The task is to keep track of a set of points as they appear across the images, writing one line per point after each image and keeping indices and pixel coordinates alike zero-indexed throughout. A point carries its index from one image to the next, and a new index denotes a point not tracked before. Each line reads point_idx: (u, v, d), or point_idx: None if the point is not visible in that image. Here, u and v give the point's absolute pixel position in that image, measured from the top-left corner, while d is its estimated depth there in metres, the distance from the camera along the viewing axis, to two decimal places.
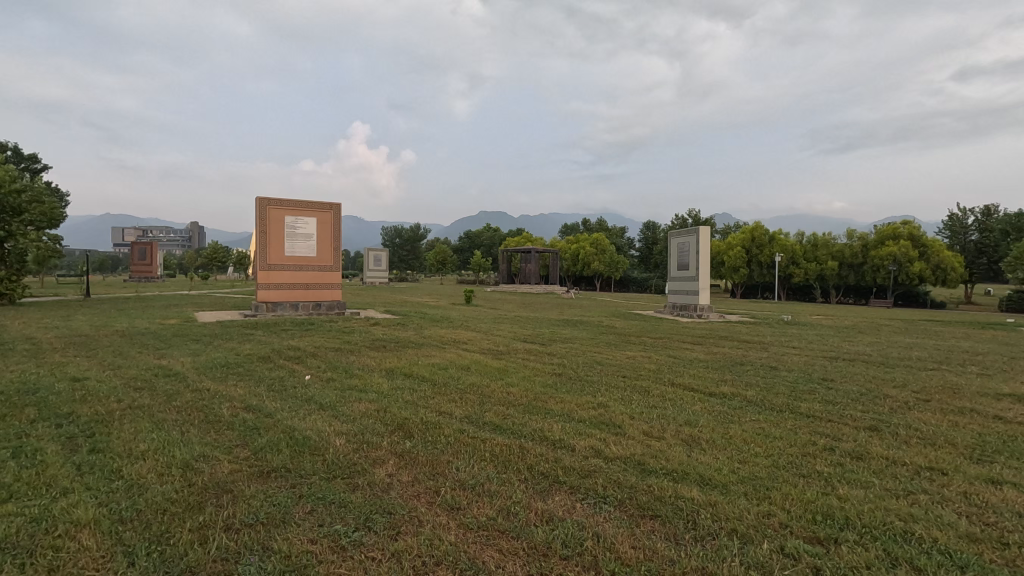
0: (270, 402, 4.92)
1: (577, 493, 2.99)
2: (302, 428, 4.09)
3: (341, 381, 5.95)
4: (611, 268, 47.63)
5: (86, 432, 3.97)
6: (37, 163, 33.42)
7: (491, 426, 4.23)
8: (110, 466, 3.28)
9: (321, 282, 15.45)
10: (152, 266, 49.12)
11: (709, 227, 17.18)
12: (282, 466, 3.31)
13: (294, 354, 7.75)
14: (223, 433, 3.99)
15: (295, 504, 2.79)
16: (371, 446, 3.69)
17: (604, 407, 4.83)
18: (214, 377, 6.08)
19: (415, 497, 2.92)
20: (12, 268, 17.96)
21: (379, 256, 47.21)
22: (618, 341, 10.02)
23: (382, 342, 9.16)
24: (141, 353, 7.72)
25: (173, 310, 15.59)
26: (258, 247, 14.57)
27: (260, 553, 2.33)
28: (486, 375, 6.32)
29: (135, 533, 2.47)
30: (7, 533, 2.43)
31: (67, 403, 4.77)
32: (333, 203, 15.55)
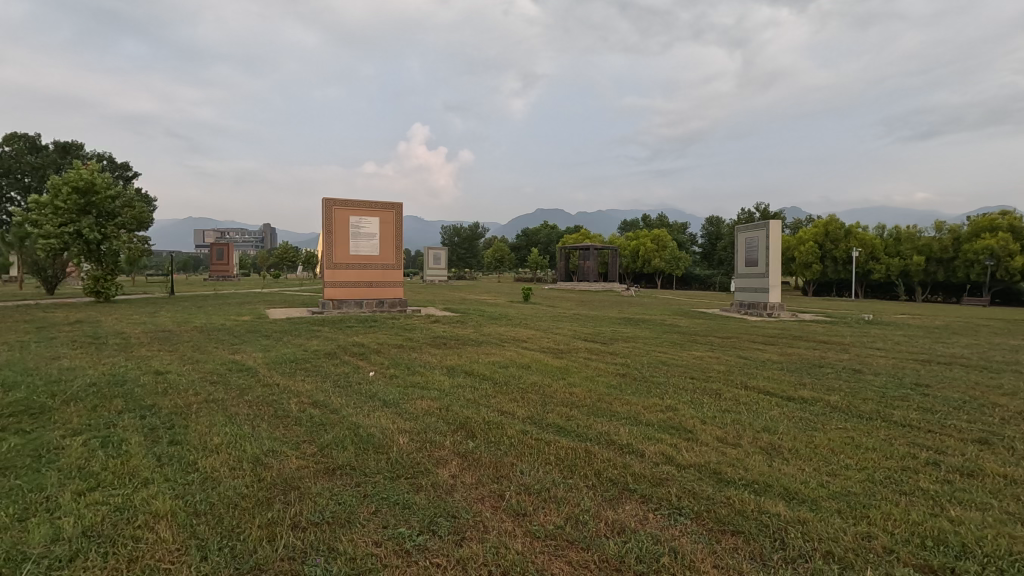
0: (336, 398, 5.04)
1: (650, 502, 2.84)
2: (366, 425, 4.15)
3: (404, 378, 6.01)
4: (672, 265, 46.24)
5: (167, 424, 4.20)
6: (129, 172, 36.34)
7: (556, 428, 4.13)
8: (186, 458, 3.43)
9: (383, 280, 15.88)
10: (230, 266, 52.32)
11: (781, 222, 16.30)
12: (348, 464, 3.35)
13: (358, 350, 7.97)
14: (291, 429, 4.10)
15: (360, 504, 2.81)
16: (435, 446, 3.67)
17: (674, 411, 4.62)
18: (283, 372, 6.33)
19: (480, 500, 2.87)
20: (108, 267, 19.54)
21: (438, 255, 48.25)
22: (684, 341, 9.62)
23: (442, 340, 9.23)
24: (218, 348, 8.15)
25: (247, 306, 16.50)
26: (325, 246, 15.13)
27: (327, 554, 2.34)
28: (547, 374, 6.21)
29: (209, 526, 2.55)
30: (94, 521, 2.57)
31: (151, 396, 5.07)
32: (395, 203, 15.87)
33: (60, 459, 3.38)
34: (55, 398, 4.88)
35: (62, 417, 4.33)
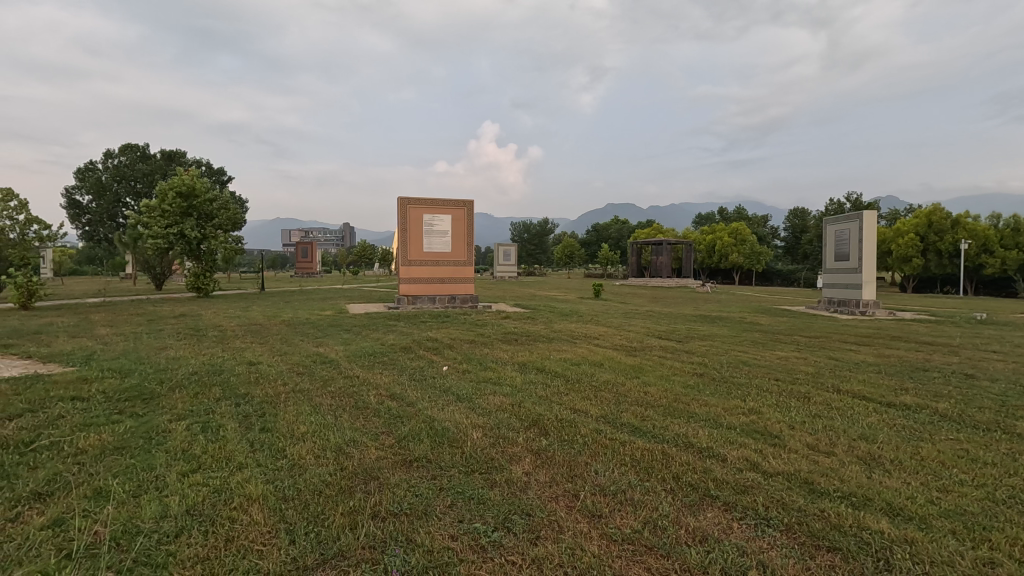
0: (411, 391, 5.20)
1: (734, 510, 2.70)
2: (441, 418, 4.23)
3: (476, 373, 6.10)
4: (752, 260, 43.96)
5: (258, 411, 4.50)
6: (224, 176, 39.34)
7: (631, 428, 4.03)
8: (275, 445, 3.65)
9: (455, 276, 16.26)
10: (313, 264, 55.44)
11: (876, 212, 15.04)
12: (423, 457, 3.42)
13: (433, 345, 8.16)
14: (371, 420, 4.26)
15: (436, 497, 2.86)
16: (508, 442, 3.68)
17: (757, 414, 4.37)
18: (363, 365, 6.61)
19: (554, 499, 2.85)
20: (207, 265, 21.12)
21: (508, 251, 48.69)
22: (766, 340, 9.10)
23: (513, 336, 9.27)
24: (304, 341, 8.64)
25: (329, 302, 17.39)
26: (400, 244, 15.64)
27: (405, 545, 2.40)
28: (620, 373, 6.07)
29: (296, 511, 2.70)
30: (196, 501, 2.79)
31: (244, 385, 5.46)
32: (466, 200, 16.12)
33: (167, 441, 3.70)
34: (163, 385, 5.35)
35: (169, 402, 4.74)
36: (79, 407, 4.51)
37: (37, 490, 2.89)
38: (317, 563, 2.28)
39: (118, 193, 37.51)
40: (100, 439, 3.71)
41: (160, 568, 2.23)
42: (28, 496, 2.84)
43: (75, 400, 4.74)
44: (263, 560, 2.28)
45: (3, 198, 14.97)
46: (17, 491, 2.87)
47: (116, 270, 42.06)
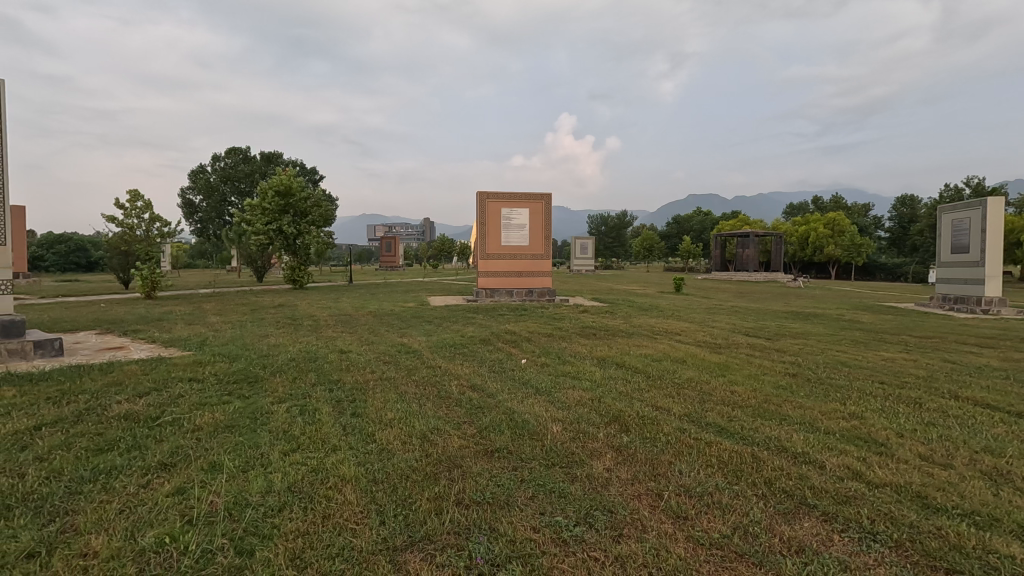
0: (491, 383, 5.30)
1: (834, 522, 2.52)
2: (521, 411, 4.27)
3: (555, 366, 6.10)
4: (851, 253, 40.68)
5: (349, 397, 4.77)
6: (316, 176, 41.80)
7: (717, 428, 3.86)
8: (365, 429, 3.85)
9: (533, 270, 16.34)
10: (396, 257, 57.80)
11: (1003, 199, 13.40)
12: (504, 448, 3.47)
13: (512, 338, 8.25)
14: (453, 409, 4.38)
15: (517, 488, 2.89)
16: (588, 437, 3.66)
17: (860, 420, 4.05)
18: (445, 355, 6.81)
19: (637, 498, 2.79)
20: (302, 259, 22.54)
21: (586, 245, 48.20)
22: (868, 339, 8.40)
23: (591, 330, 9.18)
24: (389, 332, 9.04)
25: (412, 294, 18.09)
26: (479, 238, 15.93)
27: (489, 534, 2.45)
28: (703, 370, 5.84)
29: (385, 494, 2.83)
30: (296, 478, 3.00)
31: (336, 372, 5.80)
32: (544, 194, 16.10)
33: (270, 422, 4.01)
34: (266, 370, 5.80)
35: (271, 386, 5.14)
36: (196, 388, 5.00)
37: (163, 461, 3.23)
38: (405, 544, 2.38)
39: (225, 193, 40.94)
40: (213, 417, 4.09)
41: (266, 538, 2.42)
42: (156, 465, 3.18)
43: (193, 381, 5.24)
44: (356, 538, 2.41)
45: (132, 198, 16.79)
46: (147, 461, 3.22)
47: (223, 263, 46.04)
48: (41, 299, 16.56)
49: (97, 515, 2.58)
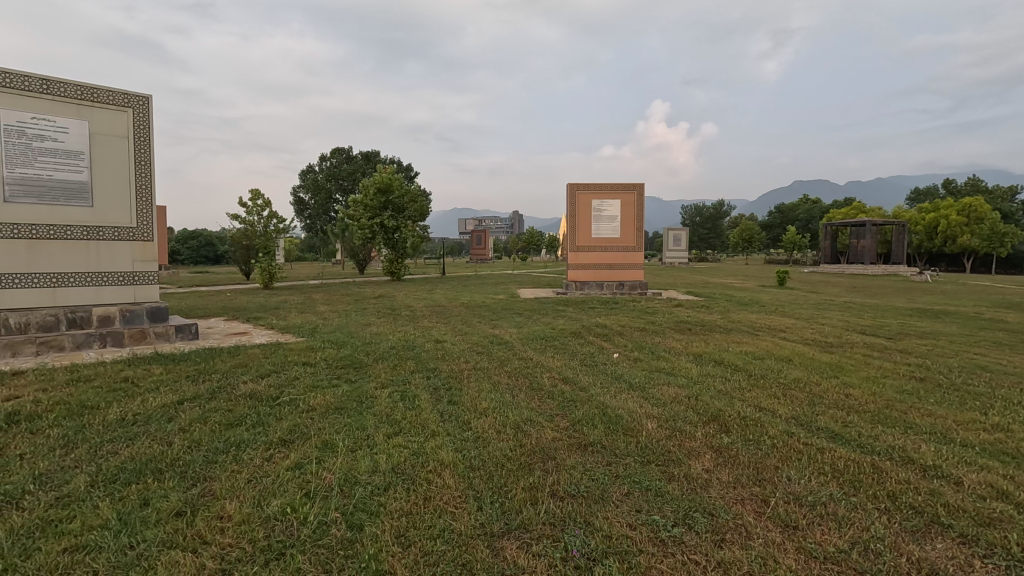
0: (584, 376, 5.27)
1: (975, 546, 2.24)
2: (614, 406, 4.20)
3: (648, 362, 5.95)
4: (992, 242, 35.84)
5: (445, 385, 4.95)
6: (412, 172, 43.63)
7: (829, 434, 3.57)
8: (461, 417, 3.98)
9: (624, 262, 16.04)
10: (486, 250, 59.16)
11: None
12: (598, 442, 3.44)
13: (603, 332, 8.15)
14: (545, 401, 4.41)
15: (613, 484, 2.86)
16: (685, 436, 3.53)
17: (1006, 432, 3.57)
18: (536, 348, 6.87)
19: (740, 502, 2.66)
20: (400, 252, 23.69)
21: (679, 236, 46.57)
22: (1015, 341, 7.35)
23: (686, 325, 8.82)
24: (482, 323, 9.27)
25: (502, 286, 18.42)
26: (569, 230, 15.84)
27: (585, 528, 2.44)
28: (813, 370, 5.43)
29: (482, 481, 2.91)
30: (399, 460, 3.17)
31: (433, 360, 6.04)
32: (636, 184, 15.64)
33: (375, 406, 4.26)
34: (370, 356, 6.17)
35: (374, 371, 5.46)
36: (308, 371, 5.43)
37: (283, 438, 3.54)
38: (502, 531, 2.44)
39: (330, 190, 43.91)
40: (324, 399, 4.42)
41: (374, 515, 2.58)
42: (277, 441, 3.49)
43: (306, 365, 5.70)
44: (455, 521, 2.50)
45: (253, 197, 18.48)
46: (270, 437, 3.55)
47: (329, 257, 49.48)
48: (180, 288, 18.73)
49: (230, 483, 2.89)
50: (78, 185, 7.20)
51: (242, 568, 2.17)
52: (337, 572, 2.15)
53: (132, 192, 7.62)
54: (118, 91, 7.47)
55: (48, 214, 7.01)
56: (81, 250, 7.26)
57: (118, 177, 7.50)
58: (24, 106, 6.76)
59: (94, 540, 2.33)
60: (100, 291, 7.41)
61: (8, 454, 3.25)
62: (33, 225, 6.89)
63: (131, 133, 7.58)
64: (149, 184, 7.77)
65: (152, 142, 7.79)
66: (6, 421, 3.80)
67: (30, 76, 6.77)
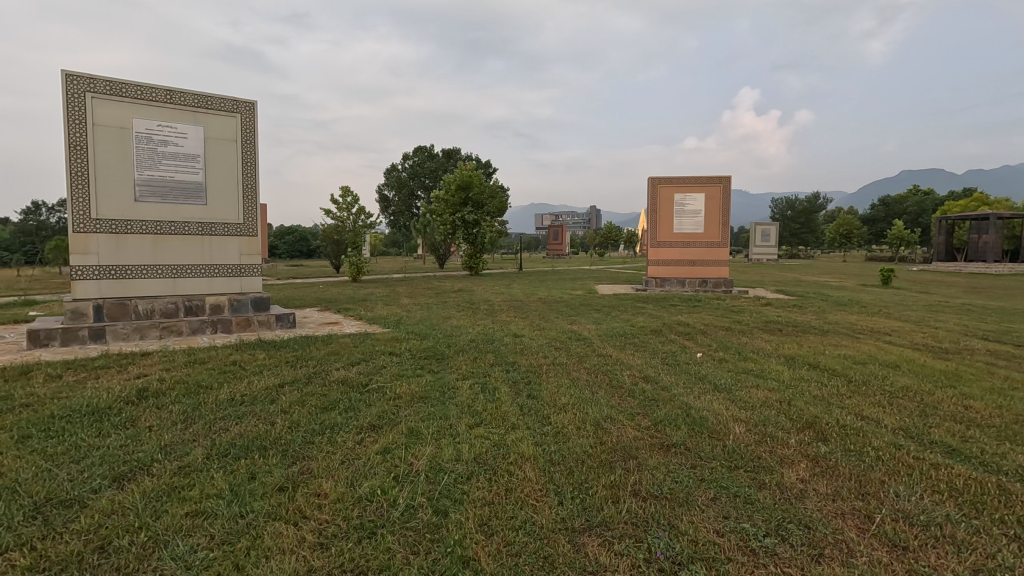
0: (666, 375, 5.13)
1: None
2: (698, 407, 4.06)
3: (735, 362, 5.68)
4: None
5: (525, 379, 5.00)
6: (491, 168, 44.29)
7: (945, 449, 3.25)
8: (541, 411, 4.00)
9: (708, 258, 15.41)
10: (563, 245, 58.93)
11: None
12: (681, 444, 3.34)
13: (685, 330, 7.88)
14: (625, 399, 4.34)
15: (697, 487, 2.77)
16: (777, 442, 3.34)
17: None
18: (616, 345, 6.76)
19: (839, 516, 2.48)
20: (479, 247, 24.12)
21: (768, 231, 44.01)
22: None
23: (777, 326, 8.33)
24: (560, 318, 9.27)
25: (580, 282, 18.26)
26: (650, 225, 15.44)
27: (669, 530, 2.38)
28: (924, 378, 4.95)
29: (563, 475, 2.92)
30: (481, 451, 3.24)
31: (512, 354, 6.12)
32: (723, 176, 14.94)
33: (457, 396, 4.38)
34: (451, 348, 6.36)
35: (455, 363, 5.61)
36: (394, 361, 5.68)
37: (373, 423, 3.73)
38: (583, 527, 2.43)
39: (413, 188, 45.57)
40: (409, 388, 4.60)
41: (458, 502, 2.66)
42: (367, 426, 3.68)
43: (392, 355, 5.96)
44: (537, 514, 2.52)
45: (343, 195, 19.52)
46: (360, 421, 3.75)
47: (411, 251, 51.35)
48: (279, 280, 20.19)
49: (326, 463, 3.08)
50: (195, 185, 7.94)
51: (339, 543, 2.31)
52: (425, 554, 2.24)
53: (239, 191, 8.30)
54: (229, 99, 8.14)
55: (170, 212, 7.78)
56: (196, 245, 8.00)
57: (228, 178, 8.19)
58: (152, 115, 7.54)
59: (211, 508, 2.57)
60: (212, 282, 8.15)
61: (139, 425, 3.66)
62: (158, 222, 7.68)
63: (240, 137, 8.25)
64: (254, 184, 8.42)
65: (257, 145, 8.44)
66: (138, 396, 4.28)
67: (157, 88, 7.55)
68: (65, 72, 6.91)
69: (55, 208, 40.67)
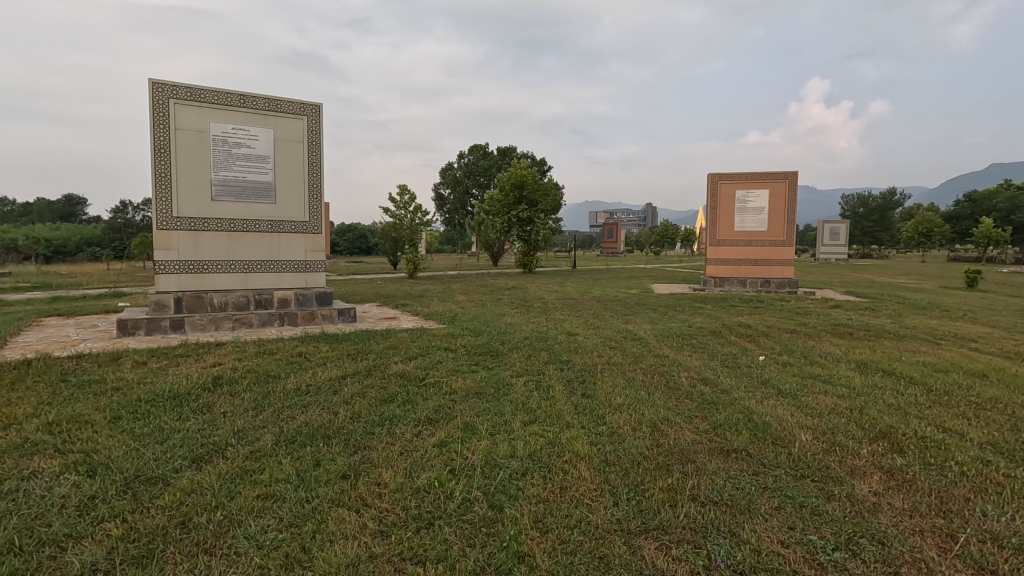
0: (725, 377, 4.97)
1: None
2: (760, 412, 3.91)
3: (800, 366, 5.43)
4: None
5: (579, 377, 4.98)
6: (545, 166, 44.19)
7: None
8: (596, 411, 3.97)
9: (771, 258, 14.77)
10: (618, 244, 58.14)
11: None
12: (743, 449, 3.23)
13: (746, 332, 7.59)
14: (683, 401, 4.24)
15: (760, 494, 2.67)
16: (848, 452, 3.17)
17: None
18: (673, 345, 6.61)
19: (917, 534, 2.33)
20: (532, 245, 24.16)
21: (837, 229, 41.68)
22: None
23: (846, 329, 7.89)
24: (614, 317, 9.15)
25: (635, 281, 17.96)
26: (709, 223, 14.98)
27: (729, 538, 2.31)
28: (1017, 390, 4.55)
29: (618, 476, 2.88)
30: (536, 448, 3.25)
31: (566, 352, 6.09)
32: (789, 172, 14.28)
33: (512, 393, 4.42)
34: (506, 345, 6.41)
35: (509, 360, 5.65)
36: (450, 356, 5.79)
37: (429, 416, 3.81)
38: (640, 530, 2.39)
39: (469, 185, 46.19)
40: (465, 383, 4.67)
41: (513, 498, 2.68)
42: (424, 419, 3.77)
43: (448, 350, 6.07)
44: (592, 514, 2.50)
45: (401, 193, 20.05)
46: (418, 414, 3.84)
47: (466, 249, 52.06)
48: (340, 276, 21.01)
49: (386, 454, 3.18)
50: (265, 185, 8.36)
51: (398, 531, 2.38)
52: (481, 548, 2.27)
53: (305, 190, 8.67)
54: (295, 101, 8.50)
55: (243, 211, 8.23)
56: (266, 242, 8.42)
57: (295, 178, 8.57)
58: (226, 118, 7.99)
59: (280, 491, 2.71)
60: (280, 277, 8.56)
61: (215, 411, 3.90)
62: (231, 220, 8.14)
63: (306, 138, 8.61)
64: (319, 183, 8.77)
65: (322, 146, 8.78)
66: (214, 383, 4.57)
67: (231, 92, 7.98)
68: (151, 80, 7.43)
69: (141, 207, 43.94)
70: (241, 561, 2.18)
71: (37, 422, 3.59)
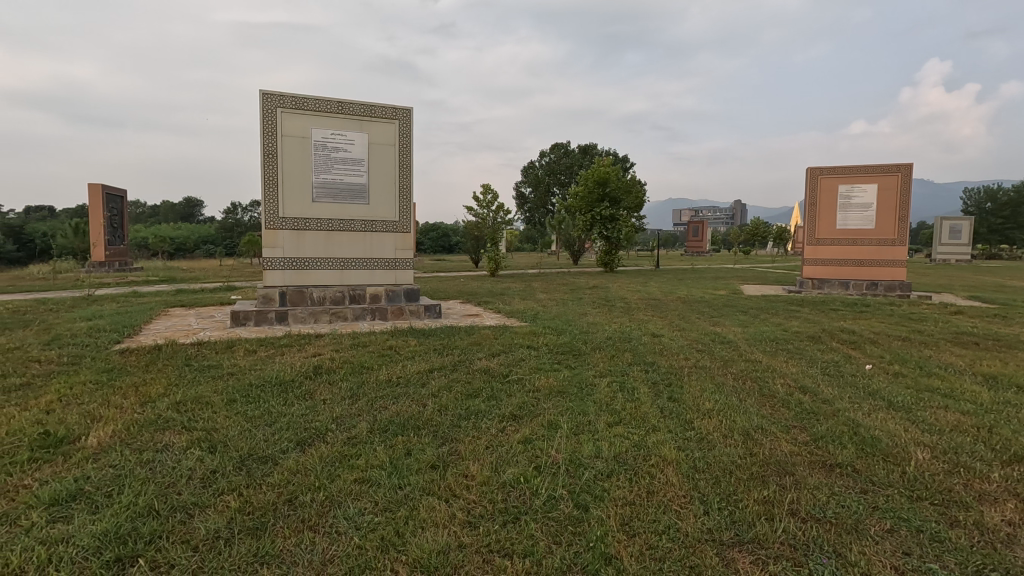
0: (826, 386, 4.63)
1: None
2: (868, 425, 3.61)
3: (915, 378, 4.94)
4: None
5: (665, 380, 4.84)
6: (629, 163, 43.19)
7: None
8: (684, 415, 3.84)
9: (878, 257, 13.53)
10: (703, 243, 55.82)
11: None
12: (848, 464, 2.99)
13: (850, 338, 7.03)
14: (779, 410, 4.00)
15: (868, 514, 2.46)
16: (973, 475, 2.85)
17: None
18: (766, 350, 6.26)
19: None
20: (615, 243, 23.74)
21: (958, 228, 37.51)
22: None
23: (971, 338, 7.07)
24: (702, 319, 8.80)
25: (723, 282, 17.16)
26: (808, 221, 14.02)
27: (834, 558, 2.15)
28: None
29: (708, 484, 2.77)
30: (621, 450, 3.20)
31: (651, 354, 5.94)
32: (902, 164, 13.04)
33: (595, 393, 4.37)
34: (588, 345, 6.35)
35: (592, 360, 5.59)
36: (532, 354, 5.83)
37: (514, 413, 3.86)
38: (733, 542, 2.29)
39: (550, 183, 46.23)
40: (548, 382, 4.68)
41: (599, 499, 2.65)
42: (509, 415, 3.82)
43: (530, 348, 6.11)
44: (681, 521, 2.43)
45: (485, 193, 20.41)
46: (503, 410, 3.90)
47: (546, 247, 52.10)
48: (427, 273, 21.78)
49: (472, 447, 3.26)
50: (360, 187, 8.84)
51: (485, 523, 2.44)
52: (567, 546, 2.27)
53: (394, 190, 9.05)
54: (388, 106, 8.90)
55: (339, 211, 8.75)
56: (360, 240, 8.89)
57: (387, 179, 8.98)
58: (326, 124, 8.52)
59: (375, 477, 2.86)
60: (372, 274, 9.03)
61: (316, 398, 4.18)
62: (329, 220, 8.67)
63: (397, 141, 8.99)
64: (408, 184, 9.13)
65: (411, 148, 9.13)
66: (314, 371, 4.91)
67: (330, 100, 8.51)
68: (262, 92, 8.09)
69: (250, 208, 47.93)
70: (341, 540, 2.33)
71: (167, 401, 4.03)
